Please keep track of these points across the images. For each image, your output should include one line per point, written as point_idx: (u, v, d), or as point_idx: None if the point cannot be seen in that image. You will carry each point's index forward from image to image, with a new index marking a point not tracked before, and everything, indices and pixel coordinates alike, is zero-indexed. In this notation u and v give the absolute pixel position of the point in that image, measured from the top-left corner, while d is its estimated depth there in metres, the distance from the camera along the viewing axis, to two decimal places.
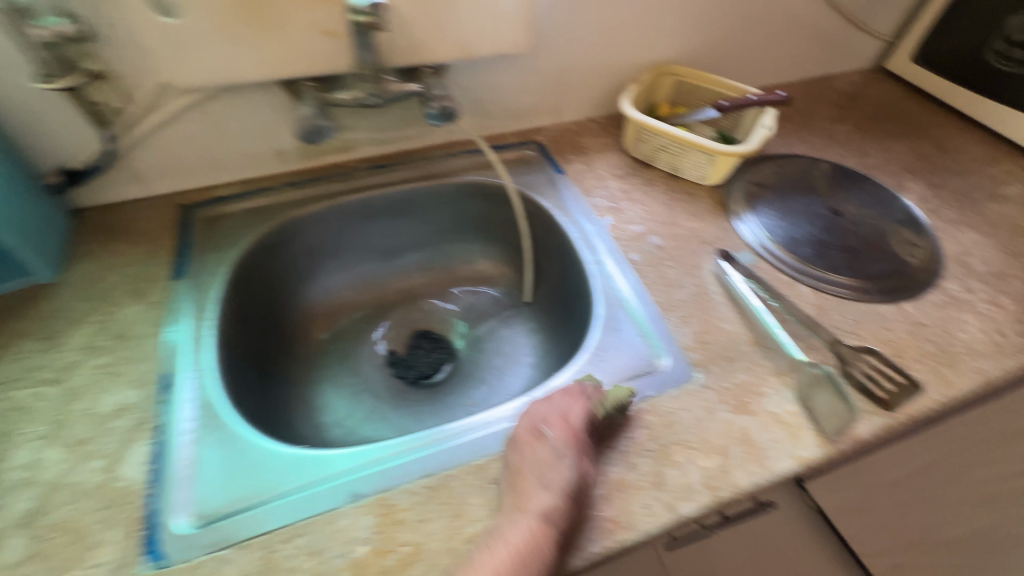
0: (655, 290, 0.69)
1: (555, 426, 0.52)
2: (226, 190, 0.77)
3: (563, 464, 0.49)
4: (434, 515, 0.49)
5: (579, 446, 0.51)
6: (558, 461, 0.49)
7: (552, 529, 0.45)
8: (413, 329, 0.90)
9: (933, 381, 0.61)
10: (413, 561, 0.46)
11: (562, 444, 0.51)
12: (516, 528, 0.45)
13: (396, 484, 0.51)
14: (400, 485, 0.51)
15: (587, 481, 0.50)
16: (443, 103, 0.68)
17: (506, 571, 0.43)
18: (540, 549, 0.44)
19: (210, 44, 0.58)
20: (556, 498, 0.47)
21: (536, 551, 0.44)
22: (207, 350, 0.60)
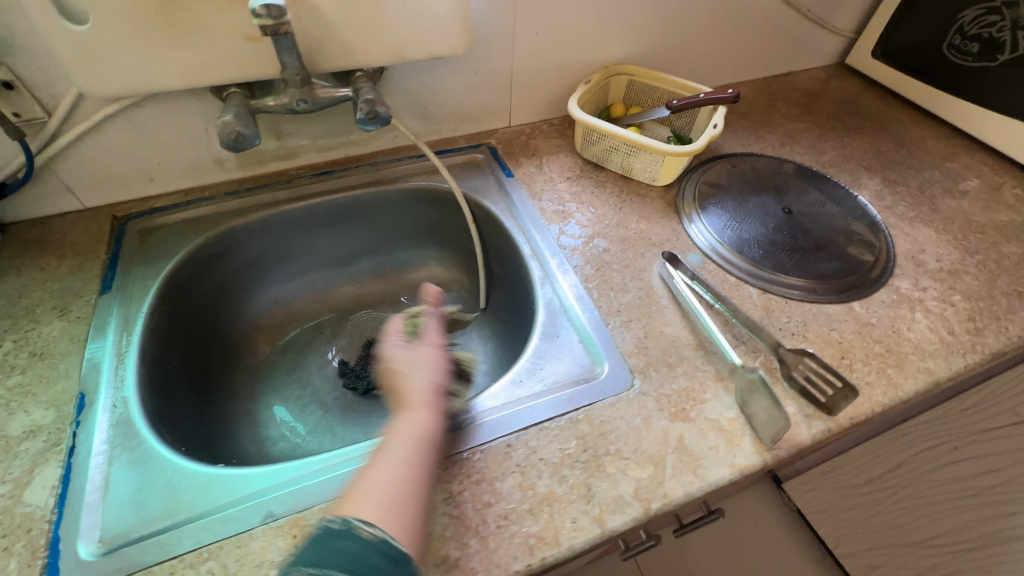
0: (598, 294, 0.67)
1: (401, 338, 0.57)
2: (163, 201, 0.75)
3: (431, 354, 0.56)
4: None
5: (438, 339, 0.58)
6: (414, 362, 0.54)
7: (439, 406, 0.51)
8: (365, 339, 0.87)
9: (878, 382, 0.60)
10: None
11: (411, 350, 0.56)
12: (411, 411, 0.50)
13: (316, 502, 0.49)
14: (320, 503, 0.49)
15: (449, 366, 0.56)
16: (371, 106, 0.63)
17: (415, 445, 0.47)
18: (434, 423, 0.49)
19: (126, 50, 0.57)
20: (435, 381, 0.53)
21: (434, 423, 0.49)
22: (128, 367, 0.58)
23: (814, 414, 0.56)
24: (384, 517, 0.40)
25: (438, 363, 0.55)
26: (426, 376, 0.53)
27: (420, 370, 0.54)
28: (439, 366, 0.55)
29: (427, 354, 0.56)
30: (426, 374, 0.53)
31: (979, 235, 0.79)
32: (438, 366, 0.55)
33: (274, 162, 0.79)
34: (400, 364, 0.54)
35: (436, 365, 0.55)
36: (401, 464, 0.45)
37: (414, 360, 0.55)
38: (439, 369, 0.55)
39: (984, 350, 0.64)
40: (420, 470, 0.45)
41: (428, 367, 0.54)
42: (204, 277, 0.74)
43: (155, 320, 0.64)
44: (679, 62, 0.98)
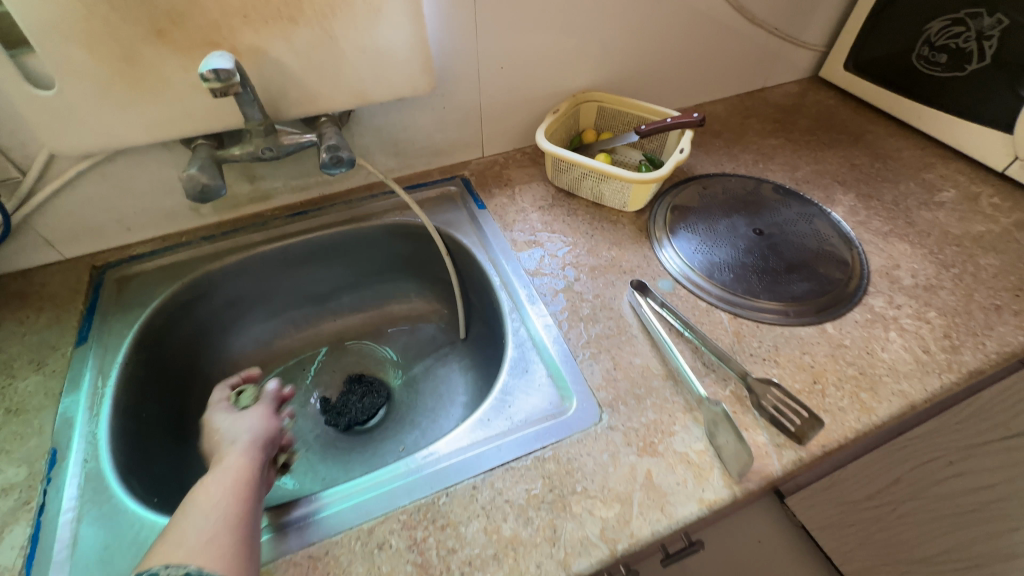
0: (567, 326, 0.67)
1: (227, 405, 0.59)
2: (141, 249, 0.77)
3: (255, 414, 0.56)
4: None
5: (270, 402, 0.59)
6: (237, 421, 0.55)
7: (260, 457, 0.51)
8: (347, 373, 0.88)
9: (851, 407, 0.59)
10: None
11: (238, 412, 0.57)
12: (231, 461, 0.49)
13: (303, 546, 0.49)
14: (306, 546, 0.49)
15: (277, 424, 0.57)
16: (335, 150, 0.64)
17: (229, 490, 0.45)
18: (253, 470, 0.49)
19: (94, 110, 0.59)
20: (259, 436, 0.53)
21: (253, 470, 0.49)
22: (101, 421, 0.59)
23: (784, 443, 0.56)
24: (189, 554, 0.39)
25: (266, 416, 0.56)
26: (249, 427, 0.54)
27: (244, 423, 0.55)
28: (266, 419, 0.56)
29: (255, 409, 0.57)
30: (251, 425, 0.54)
31: (955, 247, 0.78)
32: (265, 418, 0.56)
33: (250, 205, 0.81)
34: (222, 425, 0.55)
35: (265, 417, 0.56)
36: (214, 504, 0.44)
37: (238, 419, 0.56)
38: (267, 421, 0.56)
39: (961, 369, 0.63)
40: (234, 513, 0.44)
41: (253, 420, 0.55)
42: (182, 322, 0.75)
43: (129, 370, 0.65)
44: (649, 85, 0.99)
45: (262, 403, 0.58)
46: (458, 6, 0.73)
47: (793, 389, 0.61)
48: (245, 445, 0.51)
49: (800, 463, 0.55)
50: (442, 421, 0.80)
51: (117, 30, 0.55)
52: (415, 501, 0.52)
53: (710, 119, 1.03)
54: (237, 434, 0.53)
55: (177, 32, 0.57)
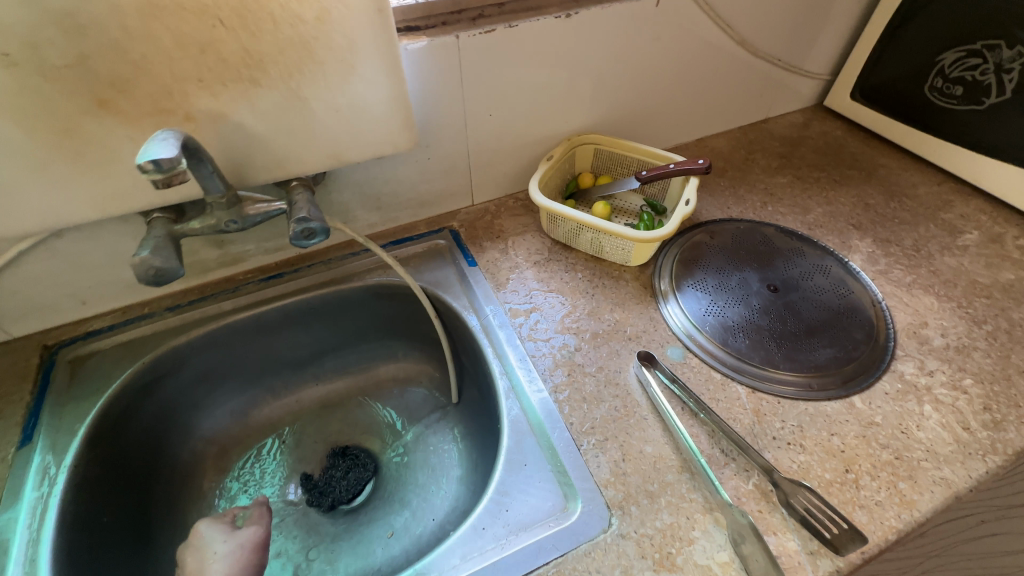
0: (568, 408, 0.61)
1: (227, 524, 0.59)
2: (99, 323, 0.70)
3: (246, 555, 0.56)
4: None
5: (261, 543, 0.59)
6: (225, 550, 0.56)
7: None
8: (330, 444, 0.81)
9: (889, 501, 0.53)
10: None
11: (230, 535, 0.58)
12: None
13: None
14: None
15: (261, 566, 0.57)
16: (305, 220, 0.58)
17: None
18: None
19: (31, 188, 0.52)
20: None
21: None
22: (42, 543, 0.52)
23: (819, 551, 0.49)
24: None
25: (255, 552, 0.57)
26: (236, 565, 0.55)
27: (232, 557, 0.56)
28: (253, 560, 0.56)
29: (248, 538, 0.58)
30: (240, 561, 0.56)
31: (985, 299, 0.72)
32: (252, 565, 0.56)
33: (219, 270, 0.74)
34: (213, 552, 0.55)
35: (252, 552, 0.57)
36: None
37: (228, 548, 0.56)
38: (253, 561, 0.56)
39: (1007, 450, 0.57)
40: None
41: (240, 562, 0.56)
42: (143, 405, 0.68)
43: (80, 473, 0.58)
44: (647, 122, 0.94)
45: (255, 533, 0.59)
46: (441, 55, 0.67)
47: (824, 480, 0.54)
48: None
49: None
50: (434, 500, 0.73)
51: (52, 102, 0.48)
52: None
53: (712, 156, 0.98)
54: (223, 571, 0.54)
55: (123, 101, 0.50)
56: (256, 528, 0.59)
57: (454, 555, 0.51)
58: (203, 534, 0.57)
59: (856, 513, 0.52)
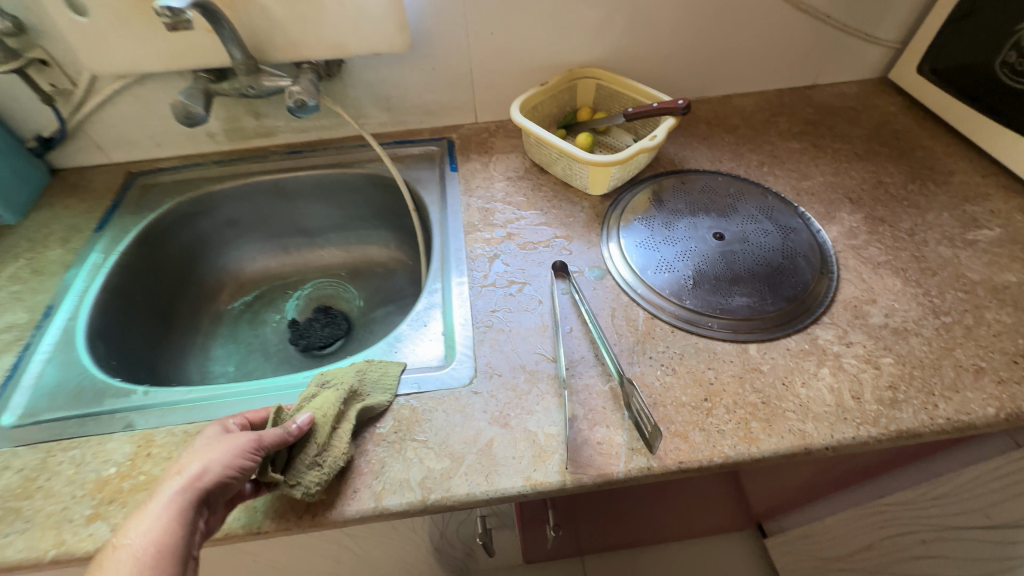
0: (478, 294, 0.69)
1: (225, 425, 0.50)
2: (166, 163, 0.91)
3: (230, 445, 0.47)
4: (124, 447, 0.56)
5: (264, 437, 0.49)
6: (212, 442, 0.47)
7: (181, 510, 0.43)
8: (319, 302, 0.97)
9: (733, 432, 0.55)
10: (123, 477, 0.53)
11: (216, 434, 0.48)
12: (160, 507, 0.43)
13: (166, 423, 0.58)
14: (165, 425, 0.58)
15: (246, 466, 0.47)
16: (300, 94, 0.71)
17: (162, 524, 0.42)
18: (175, 522, 0.42)
19: (114, 38, 0.70)
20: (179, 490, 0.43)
21: (175, 521, 0.42)
22: (90, 293, 0.73)
23: (638, 449, 0.54)
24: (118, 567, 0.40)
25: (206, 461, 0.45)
26: (207, 455, 0.46)
27: (214, 446, 0.46)
28: (231, 464, 0.45)
29: (235, 440, 0.47)
30: (212, 459, 0.45)
31: (961, 293, 0.66)
32: (228, 459, 0.46)
33: (256, 139, 0.91)
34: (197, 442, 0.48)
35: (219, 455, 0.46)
36: (149, 525, 0.42)
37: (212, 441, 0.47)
38: (232, 460, 0.46)
39: (889, 426, 0.55)
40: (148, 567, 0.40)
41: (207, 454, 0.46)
42: (182, 230, 0.88)
43: (126, 258, 0.79)
44: (665, 66, 0.93)
45: (226, 439, 0.47)
46: None
47: (678, 401, 0.57)
48: (187, 481, 0.44)
49: (648, 472, 0.53)
50: None
51: None
52: None
53: (730, 113, 0.95)
54: (187, 465, 0.45)
55: None
56: (247, 435, 0.48)
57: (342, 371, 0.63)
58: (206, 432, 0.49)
59: (692, 432, 0.55)
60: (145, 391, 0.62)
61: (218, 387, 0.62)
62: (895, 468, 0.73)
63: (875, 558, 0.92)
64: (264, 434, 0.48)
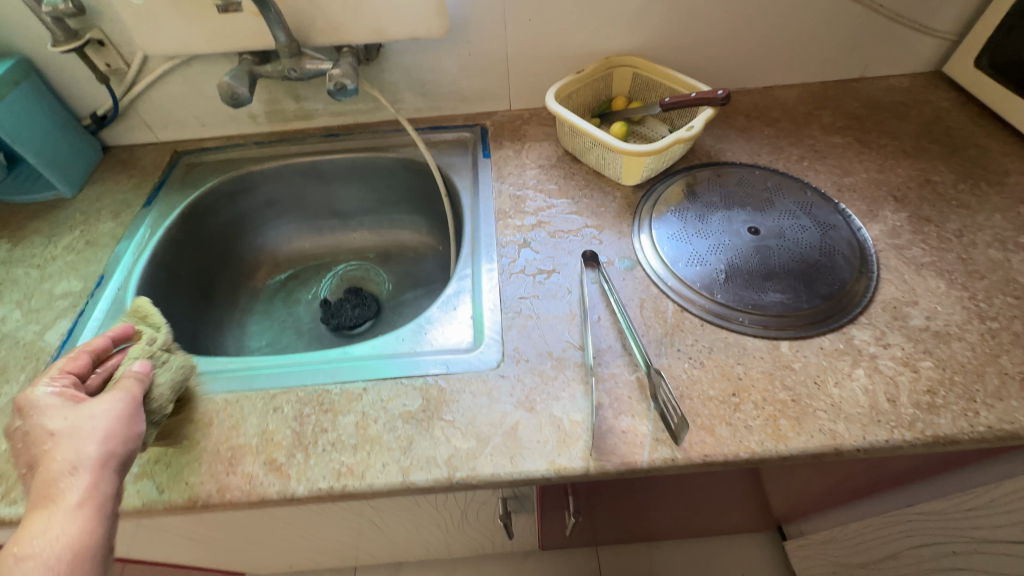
0: (507, 279, 0.69)
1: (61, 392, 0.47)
2: (210, 143, 0.94)
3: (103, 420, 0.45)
4: None
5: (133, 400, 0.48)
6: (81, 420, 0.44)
7: (99, 496, 0.41)
8: (350, 284, 0.99)
9: (760, 428, 0.54)
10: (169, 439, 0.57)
11: (68, 413, 0.44)
12: (71, 498, 0.40)
13: (209, 391, 0.61)
14: (209, 392, 0.61)
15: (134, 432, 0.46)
16: (340, 78, 0.72)
17: (85, 514, 0.40)
18: (98, 505, 0.41)
19: (166, 20, 0.73)
20: (87, 476, 0.41)
21: (99, 505, 0.41)
22: (138, 265, 0.77)
23: (663, 440, 0.54)
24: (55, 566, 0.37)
25: (97, 439, 0.43)
26: (91, 435, 0.43)
27: (91, 424, 0.44)
28: (128, 431, 0.46)
29: (110, 409, 0.46)
30: (98, 434, 0.44)
31: (1010, 298, 0.63)
32: (122, 428, 0.45)
33: (295, 121, 0.93)
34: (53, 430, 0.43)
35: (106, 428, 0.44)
36: (68, 517, 0.39)
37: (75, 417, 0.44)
38: (125, 429, 0.45)
39: (925, 431, 0.53)
40: (92, 553, 0.39)
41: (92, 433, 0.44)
42: (223, 209, 0.91)
43: (171, 233, 0.83)
44: (705, 56, 0.91)
45: (93, 412, 0.45)
46: None
47: (706, 394, 0.57)
48: (87, 463, 0.42)
49: (673, 463, 0.53)
50: None
51: None
52: (342, 381, 0.61)
53: (771, 106, 0.92)
54: (73, 449, 0.42)
55: None
56: (117, 398, 0.47)
57: (374, 349, 0.65)
58: (40, 416, 0.44)
59: (719, 426, 0.55)
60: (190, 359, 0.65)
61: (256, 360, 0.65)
62: (932, 476, 0.71)
63: (902, 567, 0.90)
64: (125, 387, 0.48)
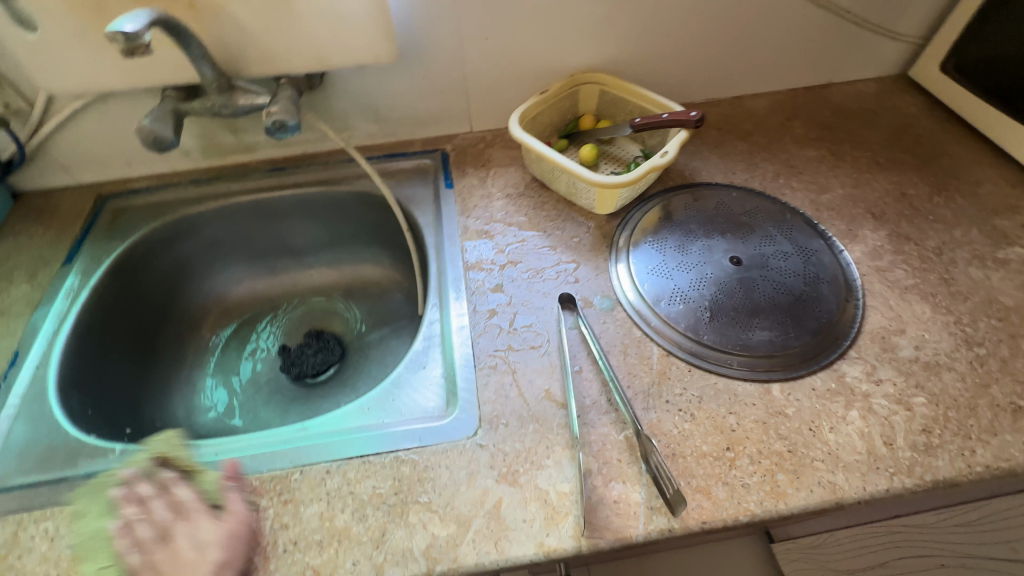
0: (480, 330, 0.64)
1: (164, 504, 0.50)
2: (139, 183, 0.84)
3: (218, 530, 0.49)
4: None
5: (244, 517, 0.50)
6: (216, 536, 0.48)
7: None
8: (311, 326, 0.92)
9: (758, 487, 0.51)
10: None
11: (196, 537, 0.48)
12: None
13: None
14: None
15: (247, 542, 0.49)
16: (279, 115, 0.64)
17: None
18: None
19: (70, 56, 0.63)
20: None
21: None
22: (60, 335, 0.68)
23: (658, 509, 0.50)
24: None
25: (229, 550, 0.48)
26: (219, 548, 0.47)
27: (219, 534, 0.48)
28: (240, 548, 0.48)
29: (230, 523, 0.49)
30: (224, 547, 0.48)
31: (995, 321, 0.62)
32: (241, 542, 0.49)
33: (235, 155, 0.85)
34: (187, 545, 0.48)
35: (232, 541, 0.48)
36: None
37: (213, 536, 0.48)
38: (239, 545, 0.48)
39: (924, 476, 0.51)
40: None
41: (221, 543, 0.48)
42: (160, 257, 0.82)
43: (100, 292, 0.74)
44: (672, 68, 0.87)
45: (226, 526, 0.49)
46: None
47: (699, 451, 0.53)
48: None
49: (670, 535, 0.49)
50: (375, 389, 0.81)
51: None
52: (303, 465, 0.55)
53: (741, 117, 0.89)
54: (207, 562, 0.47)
55: None
56: (235, 516, 0.50)
57: (339, 421, 0.59)
58: (166, 545, 0.48)
59: (715, 487, 0.51)
60: (124, 449, 0.58)
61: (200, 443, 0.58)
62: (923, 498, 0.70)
63: None
64: (236, 503, 0.51)
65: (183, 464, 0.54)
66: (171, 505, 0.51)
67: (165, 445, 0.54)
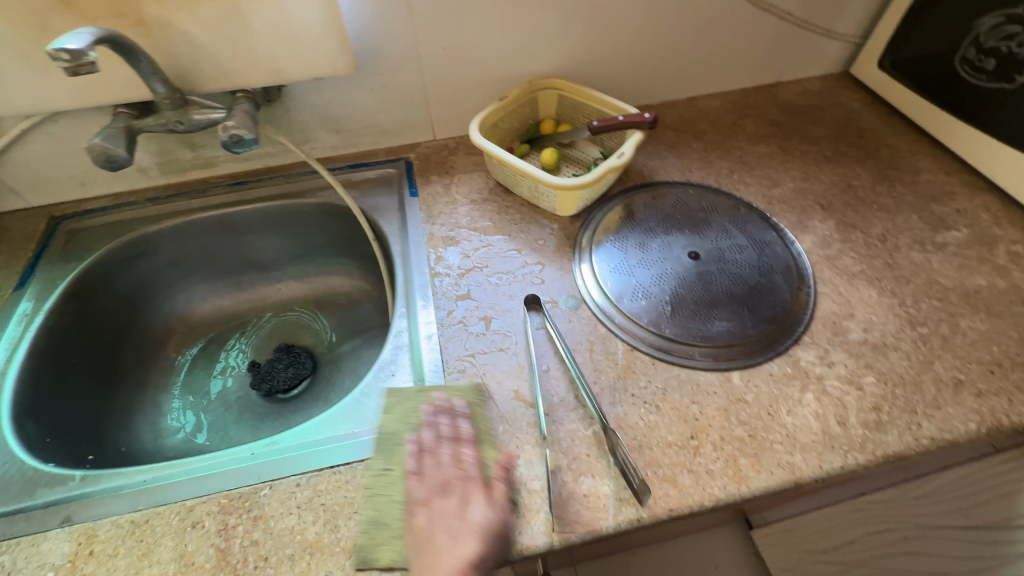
0: (449, 335, 0.65)
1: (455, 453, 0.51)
2: (94, 204, 0.82)
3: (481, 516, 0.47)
4: (62, 545, 0.50)
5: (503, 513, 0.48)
6: (477, 524, 0.46)
7: None
8: (281, 340, 0.91)
9: (721, 472, 0.53)
10: None
11: (467, 512, 0.47)
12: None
13: (108, 514, 0.52)
14: (111, 515, 0.52)
15: (499, 543, 0.46)
16: (236, 129, 0.64)
17: None
18: None
19: (13, 77, 0.62)
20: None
21: None
22: (13, 364, 0.66)
23: (627, 500, 0.51)
24: None
25: (485, 549, 0.45)
26: (474, 540, 0.45)
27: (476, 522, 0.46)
28: (491, 549, 0.45)
29: (489, 517, 0.47)
30: (478, 540, 0.45)
31: (935, 301, 0.65)
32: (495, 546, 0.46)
33: (194, 171, 0.84)
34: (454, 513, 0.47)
35: (489, 539, 0.46)
36: None
37: (478, 522, 0.46)
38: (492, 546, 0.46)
39: (876, 451, 0.54)
40: None
41: (476, 531, 0.46)
42: (119, 277, 0.81)
43: (56, 317, 0.72)
44: (627, 72, 0.89)
45: (493, 521, 0.47)
46: None
47: (665, 441, 0.55)
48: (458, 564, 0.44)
49: (639, 524, 0.50)
50: None
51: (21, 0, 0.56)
52: (271, 480, 0.54)
53: (695, 117, 0.92)
54: (460, 546, 0.45)
55: (80, 2, 0.57)
56: (496, 510, 0.47)
57: (307, 434, 0.58)
58: (437, 503, 0.48)
59: (681, 475, 0.53)
60: (84, 476, 0.56)
61: (163, 466, 0.57)
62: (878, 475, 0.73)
63: None
64: (501, 496, 0.48)
65: (480, 427, 0.54)
66: (456, 459, 0.51)
67: (468, 396, 0.57)
